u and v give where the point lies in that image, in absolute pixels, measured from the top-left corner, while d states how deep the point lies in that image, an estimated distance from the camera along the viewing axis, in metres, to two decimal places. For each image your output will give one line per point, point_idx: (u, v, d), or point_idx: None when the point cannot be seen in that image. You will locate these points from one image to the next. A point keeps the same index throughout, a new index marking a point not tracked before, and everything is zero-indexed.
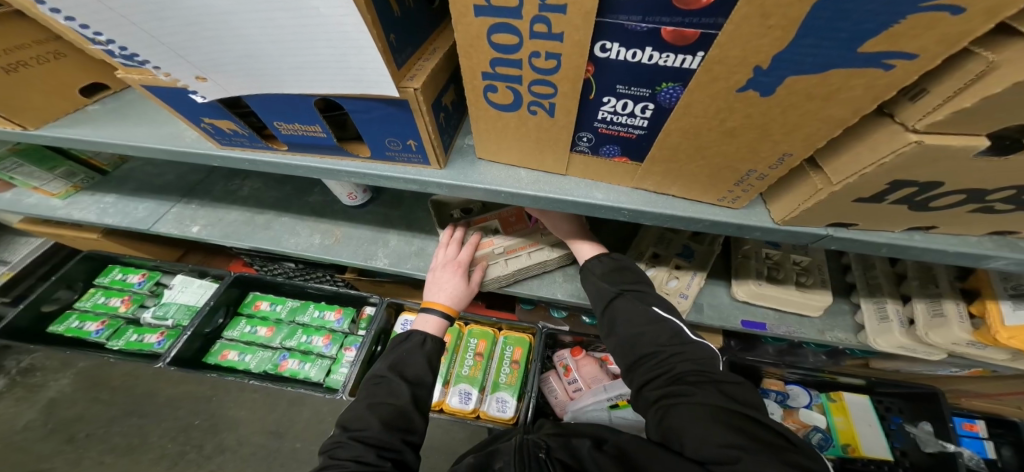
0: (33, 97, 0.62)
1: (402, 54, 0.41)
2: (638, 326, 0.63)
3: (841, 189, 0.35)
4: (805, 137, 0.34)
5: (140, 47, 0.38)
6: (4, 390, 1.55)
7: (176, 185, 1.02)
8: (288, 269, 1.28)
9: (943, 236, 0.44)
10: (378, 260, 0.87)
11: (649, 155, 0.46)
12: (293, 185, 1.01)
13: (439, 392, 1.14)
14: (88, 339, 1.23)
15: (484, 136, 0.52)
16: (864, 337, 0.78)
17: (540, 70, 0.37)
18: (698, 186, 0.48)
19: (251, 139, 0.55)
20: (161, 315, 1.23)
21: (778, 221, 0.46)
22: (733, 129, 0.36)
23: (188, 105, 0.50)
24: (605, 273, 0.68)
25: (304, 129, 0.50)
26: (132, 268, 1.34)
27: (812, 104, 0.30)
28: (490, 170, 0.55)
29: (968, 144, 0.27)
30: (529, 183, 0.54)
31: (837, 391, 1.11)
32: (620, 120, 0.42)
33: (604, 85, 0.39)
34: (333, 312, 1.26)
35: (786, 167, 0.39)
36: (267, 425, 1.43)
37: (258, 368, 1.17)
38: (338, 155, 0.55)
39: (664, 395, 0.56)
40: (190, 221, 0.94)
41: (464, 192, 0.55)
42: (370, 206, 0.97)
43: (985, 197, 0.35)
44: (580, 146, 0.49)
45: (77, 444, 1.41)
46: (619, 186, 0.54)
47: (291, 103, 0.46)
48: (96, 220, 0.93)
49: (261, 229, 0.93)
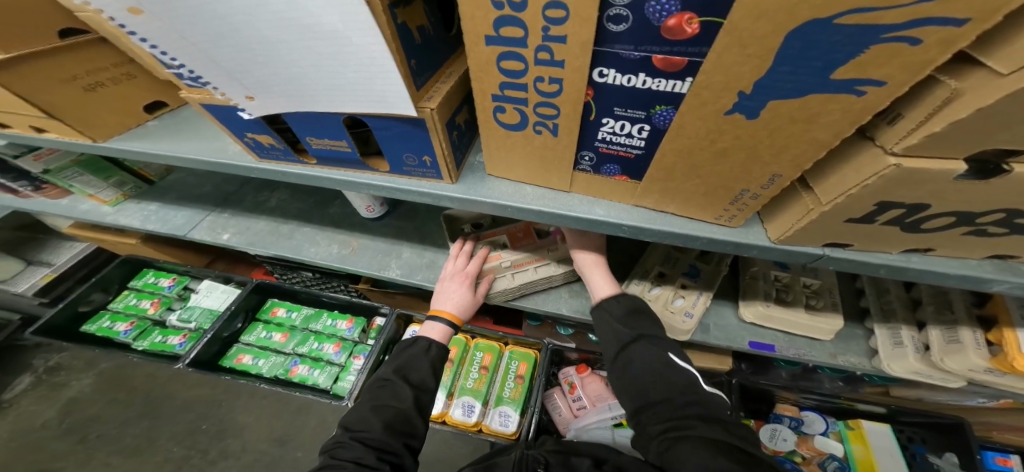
0: (106, 114, 0.70)
1: (421, 78, 0.45)
2: (647, 366, 0.62)
3: (830, 209, 0.37)
4: (793, 157, 0.36)
5: (201, 69, 0.43)
6: (31, 387, 1.62)
7: (212, 195, 1.10)
8: (306, 278, 1.33)
9: (941, 258, 0.44)
10: (390, 270, 0.91)
11: (648, 173, 0.48)
12: (317, 198, 1.08)
13: (441, 403, 1.14)
14: (116, 339, 1.30)
15: (494, 154, 0.55)
16: (878, 362, 0.76)
17: (544, 93, 0.41)
18: (696, 204, 0.50)
19: (286, 153, 0.61)
20: (185, 318, 1.29)
21: (775, 240, 0.47)
22: (725, 149, 0.38)
23: (236, 122, 0.56)
24: (623, 316, 0.68)
25: (333, 145, 0.55)
26: (165, 273, 1.42)
27: (796, 125, 0.33)
28: (498, 185, 0.59)
29: (946, 165, 0.29)
30: (535, 199, 0.56)
31: (856, 419, 1.06)
32: (619, 140, 0.45)
33: (603, 108, 0.42)
34: (345, 321, 1.29)
35: (778, 186, 0.41)
36: (274, 433, 1.45)
37: (270, 372, 1.20)
38: (360, 169, 0.60)
39: (668, 429, 0.56)
40: (222, 229, 1.01)
41: (475, 206, 0.59)
42: (387, 219, 1.01)
43: (975, 219, 0.36)
44: (582, 165, 0.52)
45: (88, 444, 1.45)
46: (621, 204, 0.56)
47: (322, 120, 0.51)
48: (140, 226, 1.01)
49: (286, 238, 0.98)
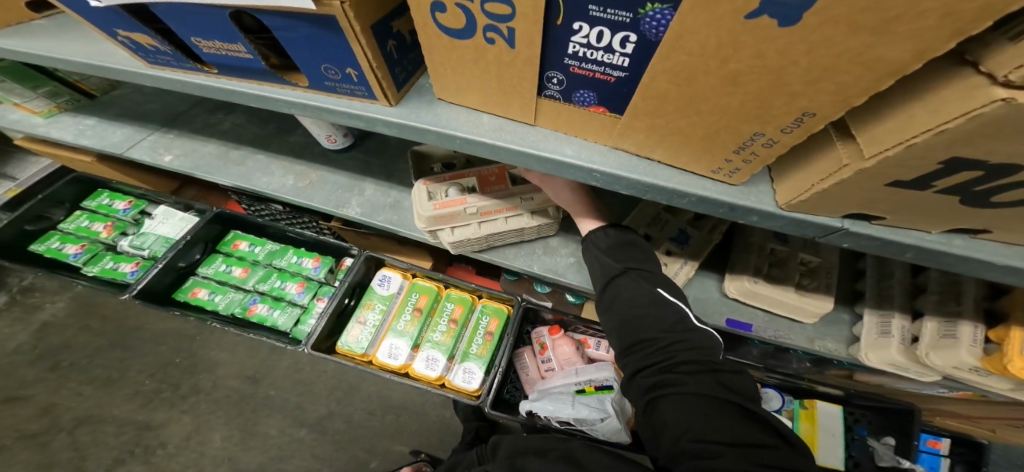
0: (753, 120, 0.32)
1: None
2: (636, 310, 0.58)
3: (705, 44, 0.27)
4: (581, 40, 0.33)
5: (173, 20, 0.49)
6: (65, 307, 1.81)
7: (241, 136, 1.06)
8: (275, 212, 1.39)
9: (807, 215, 0.37)
10: (351, 208, 0.91)
11: (633, 104, 0.37)
12: (343, 170, 0.97)
13: (371, 346, 1.26)
14: (233, 282, 1.36)
15: (441, 73, 0.46)
16: (741, 286, 0.77)
17: (435, 18, 0.37)
18: (581, 122, 0.44)
19: (254, 63, 0.53)
20: (254, 251, 1.41)
21: (734, 182, 0.41)
22: (555, 44, 0.35)
23: (187, 24, 0.49)
24: (610, 248, 0.62)
25: (346, 72, 0.48)
26: (257, 240, 1.43)
27: (583, 17, 0.31)
28: (448, 112, 0.50)
29: (738, 8, 0.23)
30: (490, 129, 0.47)
31: (811, 401, 1.26)
32: (596, 55, 0.35)
33: (573, 5, 0.30)
34: (311, 260, 1.40)
35: (676, 46, 0.29)
36: (244, 371, 1.63)
37: (227, 308, 1.32)
38: (276, 82, 0.56)
39: (627, 271, 0.60)
40: (164, 151, 1.05)
41: (413, 133, 0.51)
42: (352, 151, 1.00)
43: (932, 182, 0.28)
44: (467, 72, 0.43)
45: (129, 347, 1.70)
46: (596, 144, 0.46)
47: (208, 18, 0.46)
48: (263, 159, 1.00)
49: (236, 164, 1.00)
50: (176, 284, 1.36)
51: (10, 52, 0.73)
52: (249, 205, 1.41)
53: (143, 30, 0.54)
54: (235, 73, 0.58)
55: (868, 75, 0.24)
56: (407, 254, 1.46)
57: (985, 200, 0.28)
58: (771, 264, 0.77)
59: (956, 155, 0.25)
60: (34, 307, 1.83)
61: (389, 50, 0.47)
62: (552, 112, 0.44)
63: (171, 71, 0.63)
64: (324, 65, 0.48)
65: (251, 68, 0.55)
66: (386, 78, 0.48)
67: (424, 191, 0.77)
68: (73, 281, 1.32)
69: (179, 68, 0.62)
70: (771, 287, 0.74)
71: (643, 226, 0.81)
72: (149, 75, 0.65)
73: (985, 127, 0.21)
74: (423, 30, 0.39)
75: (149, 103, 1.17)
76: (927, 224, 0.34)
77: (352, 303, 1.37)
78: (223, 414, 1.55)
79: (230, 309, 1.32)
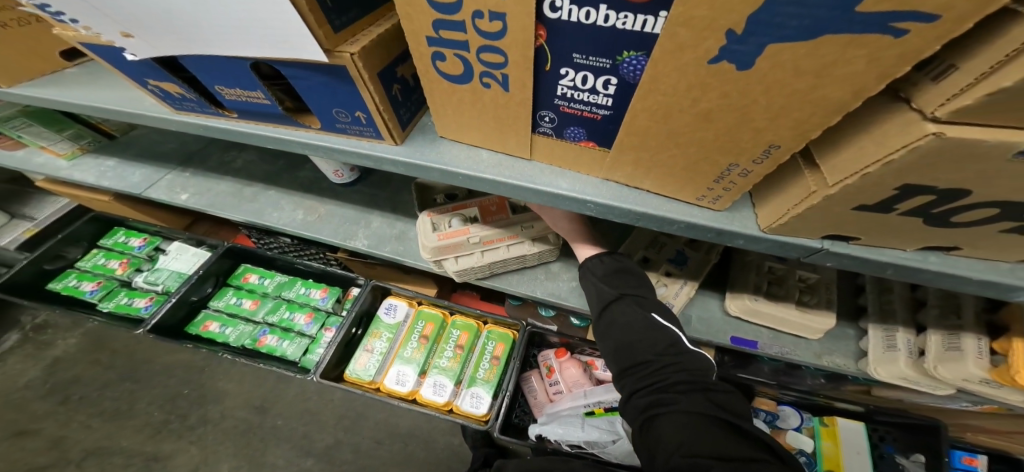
0: (728, 152, 0.35)
1: (344, 16, 0.40)
2: (631, 334, 0.59)
3: (677, 87, 0.30)
4: (568, 83, 0.37)
5: (200, 71, 0.54)
6: (77, 343, 1.85)
7: (255, 172, 1.12)
8: (283, 244, 1.43)
9: (789, 237, 0.39)
10: (358, 240, 0.94)
11: (619, 140, 0.40)
12: (350, 202, 1.02)
13: (378, 373, 1.26)
14: (243, 314, 1.39)
15: (443, 114, 0.49)
16: (743, 305, 0.77)
17: (437, 66, 0.40)
18: (573, 156, 0.47)
19: (271, 108, 0.58)
20: (265, 283, 1.44)
21: (718, 207, 0.43)
22: (545, 86, 0.38)
23: (211, 74, 0.54)
24: (606, 275, 0.64)
25: (355, 115, 0.52)
26: (267, 272, 1.47)
27: (568, 63, 0.34)
28: (450, 149, 0.53)
29: (701, 55, 0.27)
30: (489, 166, 0.50)
31: (832, 417, 1.23)
32: (582, 96, 0.38)
33: (559, 54, 0.34)
34: (319, 290, 1.43)
35: (650, 89, 0.32)
36: (252, 401, 1.64)
37: (237, 340, 1.34)
38: (290, 124, 0.61)
39: (622, 298, 0.62)
40: (181, 190, 1.10)
41: (417, 170, 0.54)
42: (358, 185, 1.05)
43: (895, 205, 0.30)
44: (466, 112, 0.47)
45: (137, 382, 1.71)
46: (588, 177, 0.49)
47: (232, 69, 0.51)
48: (274, 195, 1.05)
49: (250, 200, 1.05)
50: (188, 318, 1.39)
51: (43, 99, 0.79)
52: (258, 239, 1.45)
53: (171, 79, 0.59)
54: (254, 117, 0.63)
55: (822, 113, 0.27)
56: (411, 282, 1.49)
57: (948, 220, 0.30)
58: (771, 281, 0.78)
59: (912, 182, 0.27)
60: (46, 344, 1.86)
61: (394, 93, 0.51)
62: (545, 147, 0.47)
63: (194, 115, 0.68)
64: (335, 109, 0.52)
65: (269, 112, 0.59)
66: (392, 119, 0.52)
67: (428, 221, 0.80)
68: (88, 317, 1.36)
69: (202, 113, 0.67)
70: (772, 304, 0.75)
71: (641, 249, 0.83)
72: (174, 120, 0.70)
73: (925, 158, 0.24)
74: (426, 77, 0.43)
75: (168, 144, 1.24)
76: (902, 243, 0.35)
77: (359, 333, 1.39)
78: (230, 445, 1.54)
79: (241, 341, 1.34)
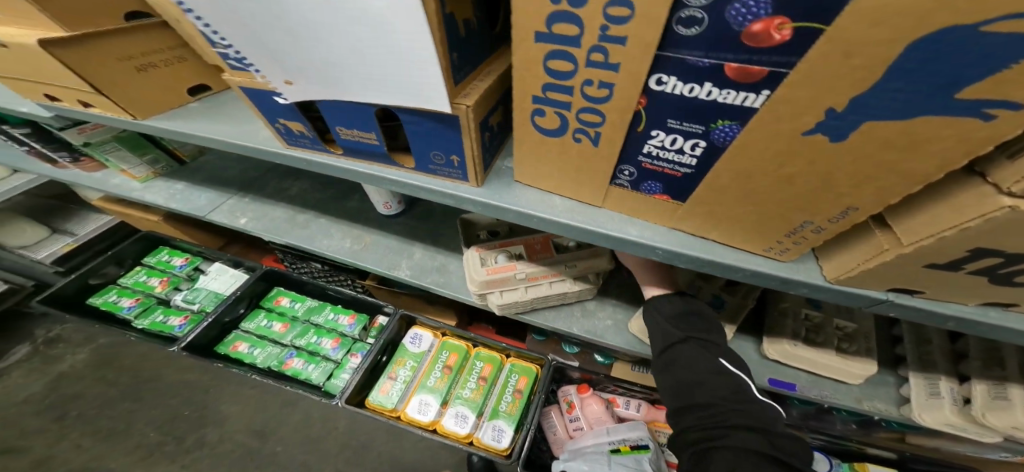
0: (806, 211, 0.39)
1: (461, 73, 0.46)
2: (694, 376, 0.61)
3: (764, 153, 0.35)
4: (656, 144, 0.41)
5: (331, 112, 0.59)
6: (94, 358, 1.86)
7: (303, 200, 1.18)
8: (315, 269, 1.48)
9: (854, 287, 0.43)
10: (401, 270, 0.98)
11: (695, 195, 0.45)
12: (392, 233, 1.07)
13: (401, 401, 1.26)
14: (271, 336, 1.41)
15: (524, 161, 0.55)
16: (782, 349, 0.79)
17: (534, 121, 0.46)
18: (644, 207, 0.51)
19: (378, 148, 0.63)
20: (294, 306, 1.48)
21: (783, 259, 0.46)
22: (632, 145, 0.43)
23: (338, 116, 0.59)
24: (673, 315, 0.67)
25: (450, 158, 0.58)
26: (297, 297, 1.51)
27: (662, 127, 0.39)
28: (523, 193, 0.58)
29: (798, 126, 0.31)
30: (562, 211, 0.55)
31: (863, 465, 1.19)
32: (668, 155, 0.42)
33: (654, 118, 0.39)
34: (347, 317, 1.46)
35: (738, 152, 0.37)
36: (254, 426, 1.62)
37: (264, 362, 1.36)
38: (387, 163, 0.66)
39: (687, 339, 0.64)
40: (240, 214, 1.17)
41: (493, 210, 0.59)
42: (402, 217, 1.11)
43: (964, 264, 0.34)
44: (547, 161, 0.52)
45: (148, 400, 1.70)
46: (657, 225, 0.53)
47: (362, 113, 0.57)
48: (321, 223, 1.11)
49: (300, 227, 1.10)
50: (218, 338, 1.41)
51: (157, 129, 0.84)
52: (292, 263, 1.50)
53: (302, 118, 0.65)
54: (358, 155, 0.68)
55: (902, 180, 0.31)
56: (435, 312, 1.51)
57: (1013, 280, 0.34)
58: (808, 327, 0.80)
59: (984, 245, 0.30)
60: (56, 358, 1.87)
61: (484, 140, 0.57)
62: (618, 196, 0.52)
63: (302, 151, 0.73)
64: (434, 152, 0.58)
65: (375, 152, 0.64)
66: (480, 164, 0.58)
67: (477, 255, 0.84)
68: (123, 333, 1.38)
69: (310, 150, 0.72)
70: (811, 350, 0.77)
71: None
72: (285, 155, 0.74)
73: (1001, 225, 0.28)
74: (520, 128, 0.48)
75: (222, 170, 1.32)
76: (964, 297, 0.38)
77: (384, 361, 1.40)
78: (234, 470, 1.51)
79: (267, 363, 1.36)
